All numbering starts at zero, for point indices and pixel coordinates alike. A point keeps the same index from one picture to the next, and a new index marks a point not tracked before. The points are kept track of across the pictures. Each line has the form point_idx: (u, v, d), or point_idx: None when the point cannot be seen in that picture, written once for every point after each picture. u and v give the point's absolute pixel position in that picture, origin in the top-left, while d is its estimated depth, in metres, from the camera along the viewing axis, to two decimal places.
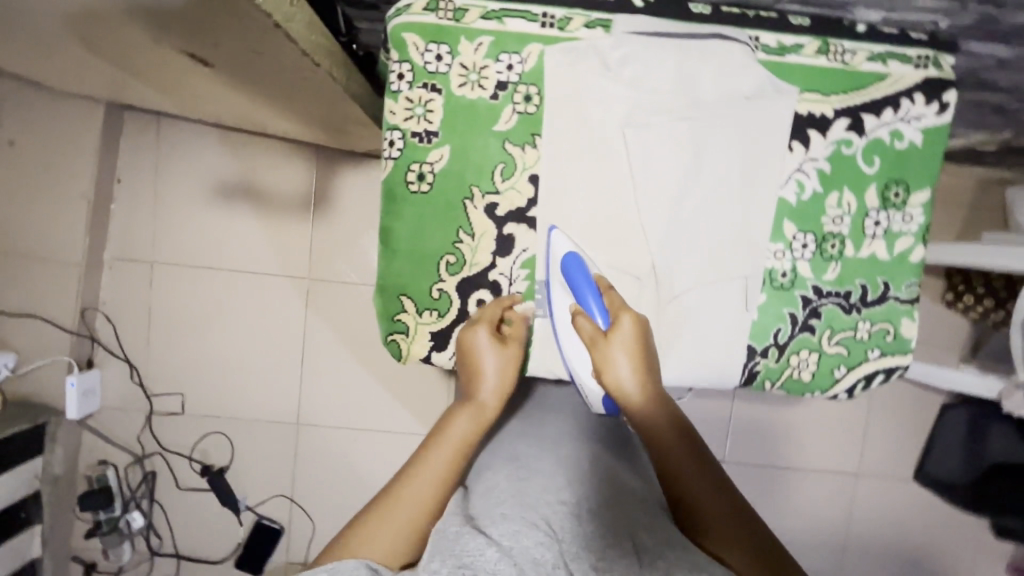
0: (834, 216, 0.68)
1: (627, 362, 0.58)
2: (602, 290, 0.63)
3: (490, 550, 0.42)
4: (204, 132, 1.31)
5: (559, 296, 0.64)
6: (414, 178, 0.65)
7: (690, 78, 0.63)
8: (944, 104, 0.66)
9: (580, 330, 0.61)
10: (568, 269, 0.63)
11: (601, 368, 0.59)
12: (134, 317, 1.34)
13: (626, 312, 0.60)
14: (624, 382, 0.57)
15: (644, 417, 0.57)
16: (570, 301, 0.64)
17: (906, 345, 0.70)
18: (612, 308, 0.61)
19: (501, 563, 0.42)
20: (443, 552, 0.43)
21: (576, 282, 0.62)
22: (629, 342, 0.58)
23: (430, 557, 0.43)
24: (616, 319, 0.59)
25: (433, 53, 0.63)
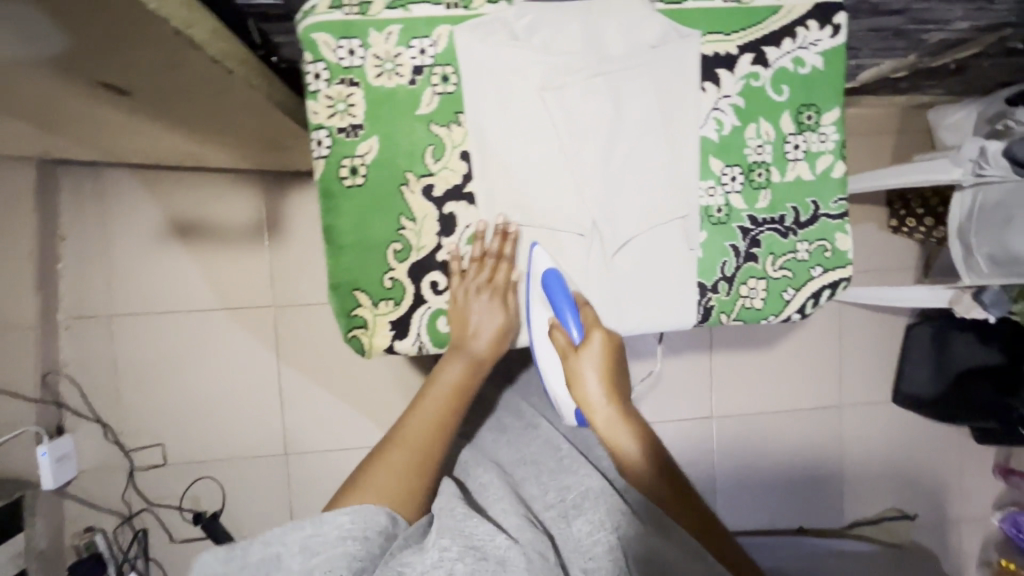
0: (756, 146, 0.71)
1: (599, 377, 0.64)
2: (577, 304, 0.67)
3: (500, 538, 0.51)
4: (142, 175, 1.29)
5: (537, 310, 0.69)
6: (347, 172, 0.65)
7: (596, 36, 0.66)
8: (836, 26, 0.70)
9: (556, 343, 0.66)
10: (547, 286, 0.66)
11: (575, 380, 0.64)
12: (100, 374, 1.31)
13: (598, 329, 0.65)
14: (595, 395, 0.63)
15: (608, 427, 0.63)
16: (547, 313, 0.68)
17: (844, 258, 0.73)
18: (586, 323, 0.66)
19: (510, 550, 0.51)
20: (451, 531, 0.51)
21: (554, 295, 0.66)
22: (601, 358, 0.64)
23: (440, 534, 0.51)
24: (589, 336, 0.64)
25: (345, 48, 0.64)
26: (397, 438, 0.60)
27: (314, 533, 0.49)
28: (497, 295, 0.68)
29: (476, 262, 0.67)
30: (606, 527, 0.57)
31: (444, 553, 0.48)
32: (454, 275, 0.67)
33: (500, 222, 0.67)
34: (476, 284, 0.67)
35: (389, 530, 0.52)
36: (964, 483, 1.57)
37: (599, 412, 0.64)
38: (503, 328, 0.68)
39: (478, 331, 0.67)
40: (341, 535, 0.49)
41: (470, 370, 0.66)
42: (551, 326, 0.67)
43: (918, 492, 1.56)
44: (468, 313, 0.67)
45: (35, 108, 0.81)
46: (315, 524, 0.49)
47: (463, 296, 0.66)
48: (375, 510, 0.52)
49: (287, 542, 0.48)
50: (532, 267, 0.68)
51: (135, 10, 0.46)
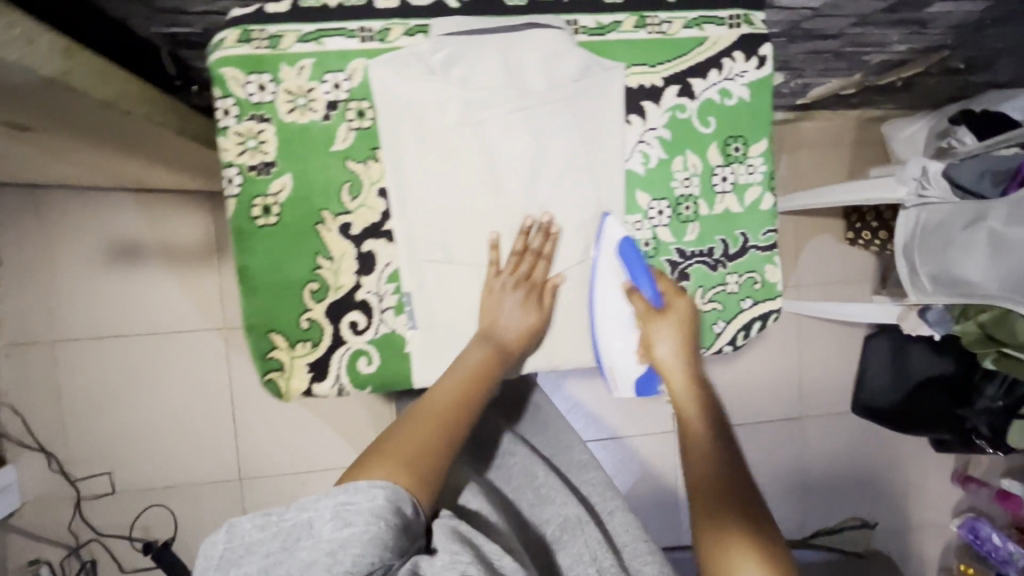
0: (683, 179, 0.70)
1: (671, 344, 0.66)
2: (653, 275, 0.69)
3: (506, 558, 0.49)
4: (83, 196, 1.25)
5: (610, 277, 0.69)
6: (259, 212, 0.63)
7: (516, 69, 0.64)
8: (762, 57, 0.70)
9: (635, 307, 0.68)
10: (624, 256, 0.67)
11: (649, 343, 0.67)
12: (42, 402, 1.27)
13: (682, 299, 0.68)
14: (667, 358, 0.66)
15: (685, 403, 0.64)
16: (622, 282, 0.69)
17: (773, 290, 0.73)
18: (667, 293, 0.68)
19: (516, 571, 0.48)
20: (461, 541, 0.48)
21: (632, 267, 0.68)
22: (679, 325, 0.67)
23: (451, 540, 0.48)
24: (669, 304, 0.67)
25: (255, 84, 0.62)
26: (424, 414, 0.56)
27: (347, 501, 0.45)
28: (532, 294, 0.67)
29: (517, 256, 0.66)
30: (590, 558, 0.59)
31: (456, 557, 0.45)
32: (491, 266, 0.67)
33: (546, 218, 0.67)
34: (513, 277, 0.66)
35: (410, 526, 0.47)
36: (924, 491, 1.59)
37: (675, 377, 0.65)
38: (532, 322, 0.66)
39: (500, 316, 0.65)
40: (373, 511, 0.45)
41: (497, 360, 0.63)
42: (626, 290, 0.68)
43: (879, 501, 1.57)
44: (495, 303, 0.66)
45: None
46: (351, 491, 0.46)
47: (498, 288, 0.66)
48: (397, 492, 0.48)
49: (322, 508, 0.45)
50: (605, 244, 0.68)
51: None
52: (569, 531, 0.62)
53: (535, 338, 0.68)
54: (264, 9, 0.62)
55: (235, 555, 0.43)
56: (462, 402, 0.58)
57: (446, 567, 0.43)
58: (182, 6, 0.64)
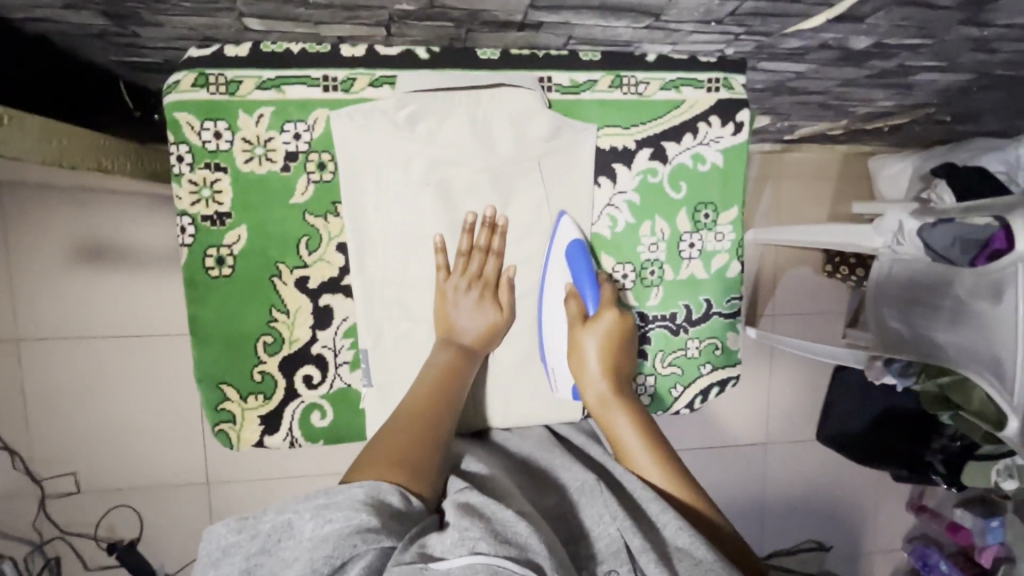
0: (650, 244, 0.69)
1: (599, 354, 0.62)
2: (599, 280, 0.65)
3: (520, 523, 0.45)
4: (52, 195, 1.21)
5: (555, 276, 0.66)
6: (213, 263, 0.62)
7: (485, 128, 0.63)
8: (738, 124, 0.68)
9: (568, 311, 0.64)
10: (570, 258, 0.65)
11: (575, 350, 0.63)
12: (7, 402, 1.25)
13: (611, 309, 0.63)
14: (593, 370, 0.62)
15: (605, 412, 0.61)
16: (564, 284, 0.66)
17: (733, 357, 0.73)
18: (603, 299, 0.64)
19: (531, 538, 0.44)
20: (471, 515, 0.45)
21: (576, 269, 0.65)
22: (607, 338, 0.62)
23: (460, 514, 0.45)
24: (602, 313, 0.63)
25: (211, 131, 0.60)
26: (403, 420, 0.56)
27: (326, 500, 0.44)
28: (488, 292, 0.65)
29: (465, 256, 0.64)
30: (608, 517, 0.50)
31: (466, 532, 0.43)
32: (441, 269, 0.64)
33: (489, 213, 0.64)
34: (464, 279, 0.64)
35: (402, 510, 0.46)
36: (878, 516, 1.65)
37: (592, 387, 0.62)
38: (492, 322, 0.65)
39: (462, 324, 0.64)
40: (355, 505, 0.44)
41: (461, 361, 0.62)
42: (567, 293, 0.65)
43: (834, 524, 1.62)
44: (451, 306, 0.64)
45: None
46: (327, 493, 0.44)
47: (450, 290, 0.64)
48: (389, 490, 0.46)
49: (301, 508, 0.44)
50: (555, 244, 0.66)
51: None
52: (588, 493, 0.53)
53: (497, 334, 0.66)
54: (221, 52, 0.59)
55: (217, 558, 0.43)
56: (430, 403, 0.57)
57: (454, 545, 0.42)
58: (137, 43, 0.59)
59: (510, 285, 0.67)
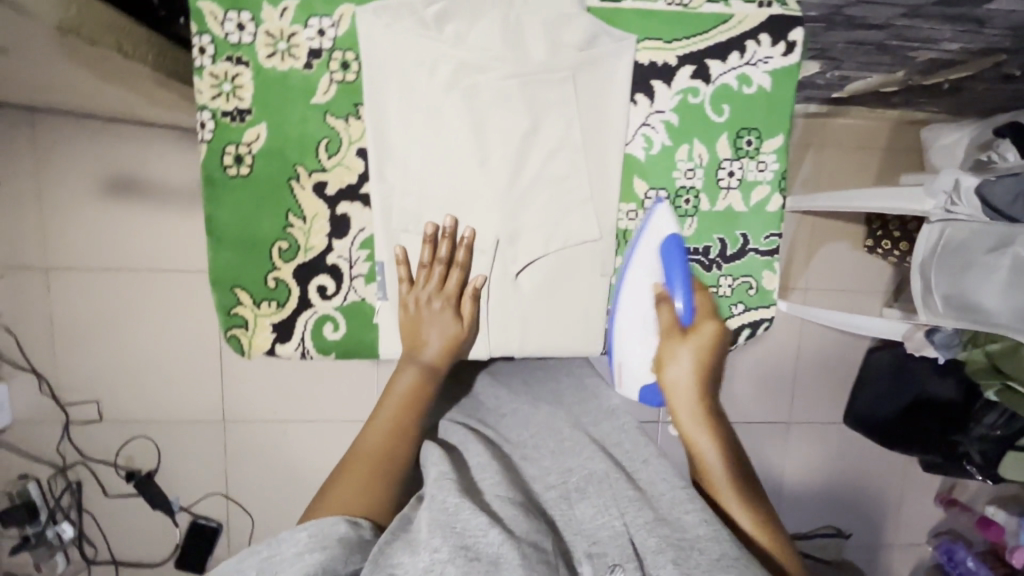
0: (686, 170, 0.65)
1: (694, 366, 0.58)
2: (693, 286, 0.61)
3: (493, 532, 0.46)
4: (83, 123, 1.23)
5: (642, 277, 0.63)
6: (231, 161, 0.60)
7: (516, 32, 0.60)
8: (790, 43, 0.63)
9: (659, 319, 0.61)
10: (666, 254, 0.61)
11: (663, 360, 0.59)
12: (36, 328, 1.28)
13: (712, 320, 0.59)
14: (682, 381, 0.58)
15: (692, 432, 0.56)
16: (654, 283, 0.62)
17: (768, 298, 0.69)
18: (699, 309, 0.60)
19: (505, 546, 0.45)
20: (443, 528, 0.47)
21: (670, 269, 0.61)
22: (704, 350, 0.58)
23: (431, 531, 0.47)
24: (702, 324, 0.59)
25: (234, 22, 0.58)
26: (358, 454, 0.56)
27: (271, 553, 0.46)
28: (450, 306, 0.63)
29: (426, 269, 0.62)
30: (616, 512, 0.51)
31: (434, 555, 0.44)
32: (404, 282, 0.63)
33: (449, 223, 0.62)
34: (427, 290, 0.62)
35: (351, 536, 0.48)
36: (904, 508, 1.57)
37: (683, 405, 0.57)
38: (455, 336, 0.63)
39: (427, 340, 0.62)
40: (297, 552, 0.45)
41: (426, 381, 0.61)
42: (658, 296, 0.61)
43: (857, 513, 1.56)
44: (420, 323, 0.62)
45: None
46: (271, 545, 0.46)
47: (413, 304, 0.63)
48: (333, 520, 0.48)
49: (247, 566, 0.46)
50: (646, 236, 0.64)
51: None
52: (595, 485, 0.55)
53: (462, 346, 0.64)
54: None
55: None
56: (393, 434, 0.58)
57: (423, 570, 0.43)
58: None
59: (475, 297, 0.64)
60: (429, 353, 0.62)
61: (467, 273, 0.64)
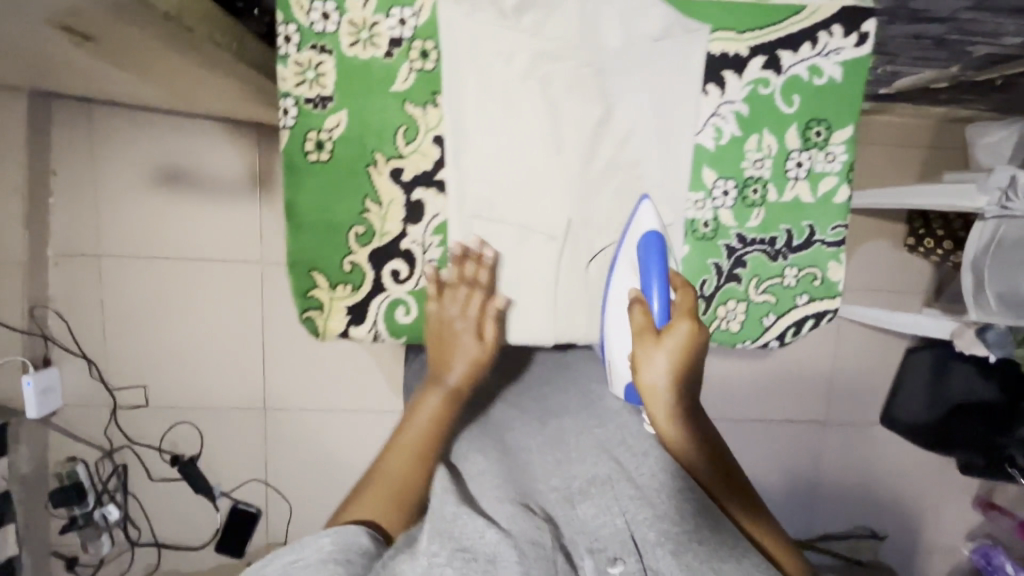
0: (755, 160, 0.66)
1: (672, 373, 0.53)
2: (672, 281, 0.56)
3: (489, 531, 0.46)
4: (137, 116, 1.27)
5: (623, 275, 0.60)
6: (312, 147, 0.62)
7: (595, 22, 0.61)
8: (863, 35, 0.63)
9: (633, 321, 0.55)
10: (646, 250, 0.58)
11: (640, 367, 0.54)
12: (87, 314, 1.31)
13: (687, 321, 0.52)
14: (664, 390, 0.53)
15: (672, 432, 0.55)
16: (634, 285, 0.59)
17: (833, 289, 0.69)
18: (675, 310, 0.54)
19: (502, 545, 0.45)
20: (442, 534, 0.46)
21: (648, 267, 0.57)
22: (683, 354, 0.53)
23: (430, 539, 0.45)
24: (677, 325, 0.53)
25: (319, 11, 0.59)
26: (387, 463, 0.54)
27: (296, 559, 0.42)
28: (473, 327, 0.62)
29: (453, 286, 0.62)
30: (617, 510, 0.51)
31: (432, 558, 0.43)
32: (432, 299, 0.63)
33: (477, 244, 0.63)
34: (455, 306, 0.62)
35: (371, 550, 0.45)
36: (938, 511, 1.56)
37: (664, 410, 0.54)
38: (483, 361, 0.60)
39: (455, 361, 0.59)
40: (321, 560, 0.42)
41: (448, 407, 0.58)
42: (634, 298, 0.57)
43: (891, 514, 1.55)
44: (445, 339, 0.61)
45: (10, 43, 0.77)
46: (296, 550, 0.43)
47: (443, 317, 0.62)
48: (353, 533, 0.46)
49: (269, 574, 0.42)
50: (632, 231, 0.62)
51: None
52: (597, 485, 0.55)
53: (484, 370, 0.61)
54: None
55: None
56: (417, 453, 0.55)
57: (422, 574, 0.42)
58: None
59: (498, 319, 0.63)
60: (456, 378, 0.59)
61: (491, 294, 0.64)
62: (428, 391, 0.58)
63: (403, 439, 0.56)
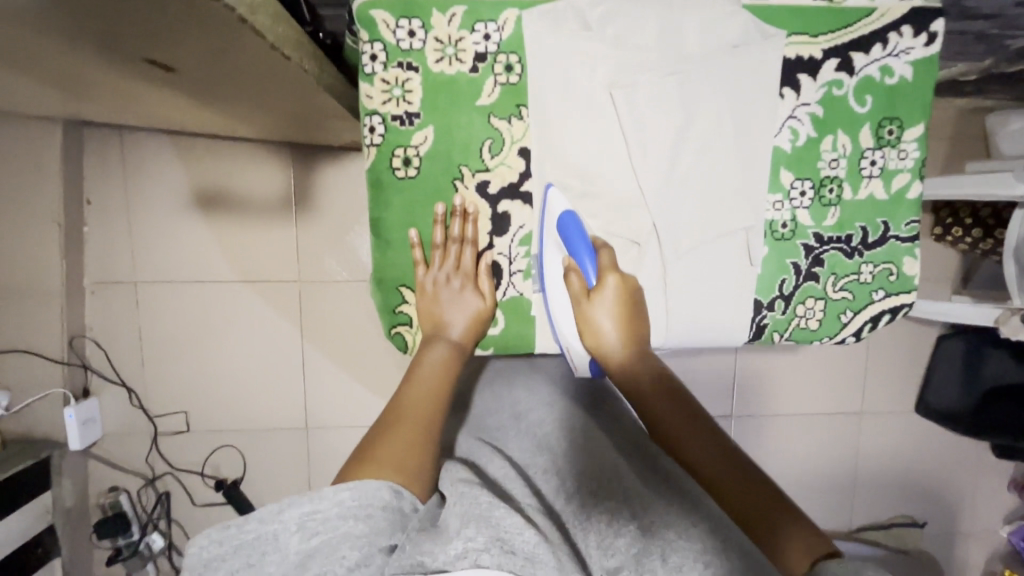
0: (830, 160, 0.68)
1: (611, 319, 0.66)
2: (595, 248, 0.67)
3: (528, 532, 0.47)
4: (169, 140, 1.26)
5: (552, 252, 0.68)
6: (400, 163, 0.66)
7: (672, 33, 0.63)
8: (933, 34, 0.65)
9: (570, 288, 0.66)
10: (563, 226, 0.65)
11: (588, 324, 0.66)
12: (125, 342, 1.30)
13: (613, 273, 0.65)
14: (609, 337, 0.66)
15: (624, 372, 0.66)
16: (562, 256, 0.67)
17: (909, 284, 0.71)
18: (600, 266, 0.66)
19: (538, 546, 0.47)
20: (479, 521, 0.48)
21: (571, 240, 0.65)
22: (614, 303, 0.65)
23: (465, 523, 0.48)
24: (604, 279, 0.65)
25: (405, 29, 0.63)
26: (404, 411, 0.58)
27: (314, 510, 0.45)
28: (468, 282, 0.69)
29: (441, 249, 0.68)
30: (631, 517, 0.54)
31: (468, 543, 0.45)
32: (420, 264, 0.69)
33: (460, 201, 0.68)
34: (444, 270, 0.68)
35: (395, 505, 0.48)
36: (974, 493, 1.58)
37: (615, 357, 0.66)
38: (478, 312, 0.69)
39: (453, 316, 0.68)
40: (343, 514, 0.45)
41: (454, 352, 0.66)
42: (566, 268, 0.66)
43: (928, 500, 1.57)
44: (442, 300, 0.68)
45: (72, 78, 0.77)
46: (313, 501, 0.46)
47: (441, 281, 0.68)
48: (378, 485, 0.48)
49: (287, 520, 0.45)
50: (546, 213, 0.67)
51: None
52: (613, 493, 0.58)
53: (484, 319, 0.70)
54: None
55: (201, 571, 0.44)
56: (432, 396, 0.61)
57: (456, 557, 0.44)
58: None
59: (490, 272, 0.70)
60: (459, 329, 0.68)
61: (479, 250, 0.70)
62: (432, 342, 0.67)
63: (415, 391, 0.61)
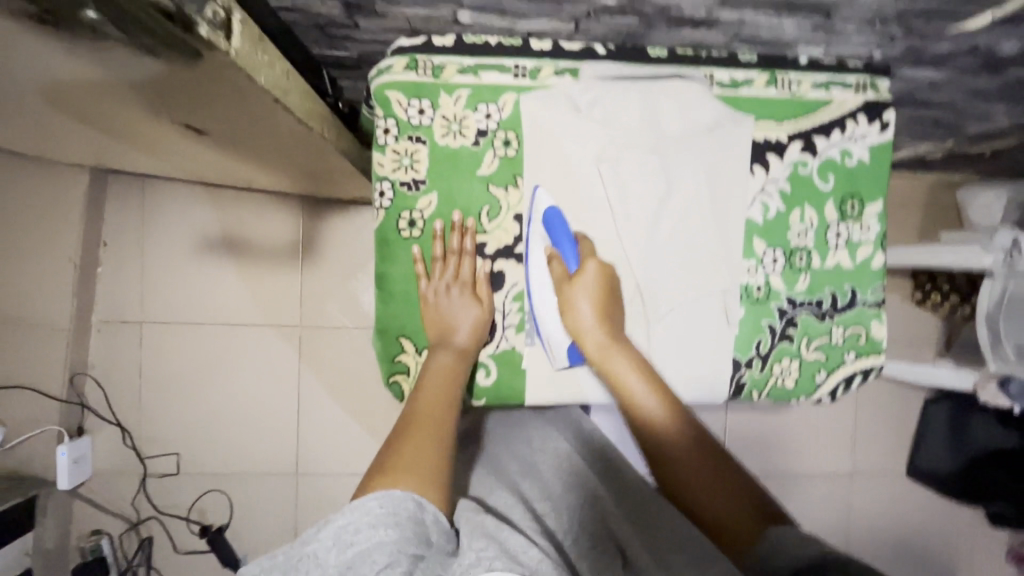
0: (800, 231, 0.74)
1: (591, 304, 0.69)
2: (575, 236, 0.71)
3: (533, 549, 0.50)
4: (187, 189, 1.33)
5: (535, 240, 0.72)
6: (405, 224, 0.73)
7: (653, 116, 0.71)
8: (885, 123, 0.73)
9: (552, 272, 0.71)
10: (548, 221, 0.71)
11: (569, 308, 0.69)
12: (124, 381, 1.33)
13: (594, 258, 0.70)
14: (591, 325, 0.69)
15: (607, 362, 0.69)
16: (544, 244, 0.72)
17: (877, 346, 0.76)
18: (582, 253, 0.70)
19: (542, 564, 0.49)
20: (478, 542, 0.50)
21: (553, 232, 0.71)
22: (595, 290, 0.69)
23: (473, 538, 0.50)
24: (584, 264, 0.69)
25: (415, 107, 0.70)
26: (414, 423, 0.61)
27: (347, 522, 0.48)
28: (467, 290, 0.72)
29: (440, 261, 0.72)
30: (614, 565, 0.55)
31: (481, 552, 0.47)
32: (422, 277, 0.73)
33: (458, 217, 0.72)
34: (444, 281, 0.72)
35: (418, 517, 0.50)
36: (973, 564, 1.55)
37: (592, 341, 0.69)
38: (478, 319, 0.72)
39: (457, 325, 0.71)
40: (374, 521, 0.48)
41: (458, 361, 0.70)
42: (549, 254, 0.71)
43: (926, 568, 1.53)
44: (443, 310, 0.71)
45: (110, 133, 0.84)
46: (345, 514, 0.49)
47: (442, 291, 0.72)
48: (402, 495, 0.51)
49: (326, 535, 0.48)
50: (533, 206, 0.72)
51: (242, 83, 0.48)
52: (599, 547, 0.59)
53: (486, 323, 0.73)
54: (431, 41, 0.69)
55: None
56: (441, 407, 0.64)
57: (470, 566, 0.46)
58: (352, 35, 0.72)
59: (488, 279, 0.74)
60: (461, 336, 0.71)
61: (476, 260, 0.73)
62: (438, 351, 0.70)
63: (426, 400, 0.64)
